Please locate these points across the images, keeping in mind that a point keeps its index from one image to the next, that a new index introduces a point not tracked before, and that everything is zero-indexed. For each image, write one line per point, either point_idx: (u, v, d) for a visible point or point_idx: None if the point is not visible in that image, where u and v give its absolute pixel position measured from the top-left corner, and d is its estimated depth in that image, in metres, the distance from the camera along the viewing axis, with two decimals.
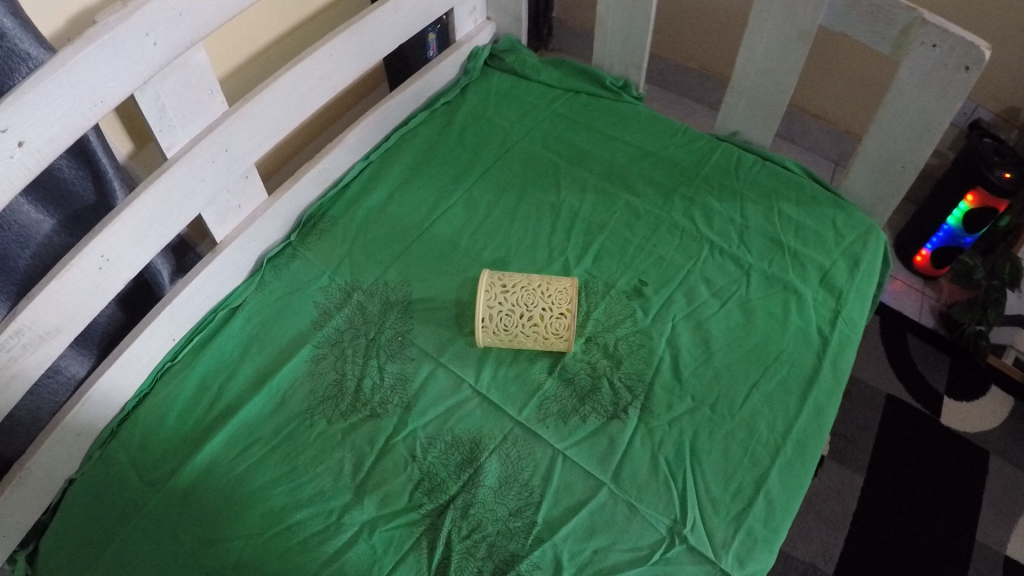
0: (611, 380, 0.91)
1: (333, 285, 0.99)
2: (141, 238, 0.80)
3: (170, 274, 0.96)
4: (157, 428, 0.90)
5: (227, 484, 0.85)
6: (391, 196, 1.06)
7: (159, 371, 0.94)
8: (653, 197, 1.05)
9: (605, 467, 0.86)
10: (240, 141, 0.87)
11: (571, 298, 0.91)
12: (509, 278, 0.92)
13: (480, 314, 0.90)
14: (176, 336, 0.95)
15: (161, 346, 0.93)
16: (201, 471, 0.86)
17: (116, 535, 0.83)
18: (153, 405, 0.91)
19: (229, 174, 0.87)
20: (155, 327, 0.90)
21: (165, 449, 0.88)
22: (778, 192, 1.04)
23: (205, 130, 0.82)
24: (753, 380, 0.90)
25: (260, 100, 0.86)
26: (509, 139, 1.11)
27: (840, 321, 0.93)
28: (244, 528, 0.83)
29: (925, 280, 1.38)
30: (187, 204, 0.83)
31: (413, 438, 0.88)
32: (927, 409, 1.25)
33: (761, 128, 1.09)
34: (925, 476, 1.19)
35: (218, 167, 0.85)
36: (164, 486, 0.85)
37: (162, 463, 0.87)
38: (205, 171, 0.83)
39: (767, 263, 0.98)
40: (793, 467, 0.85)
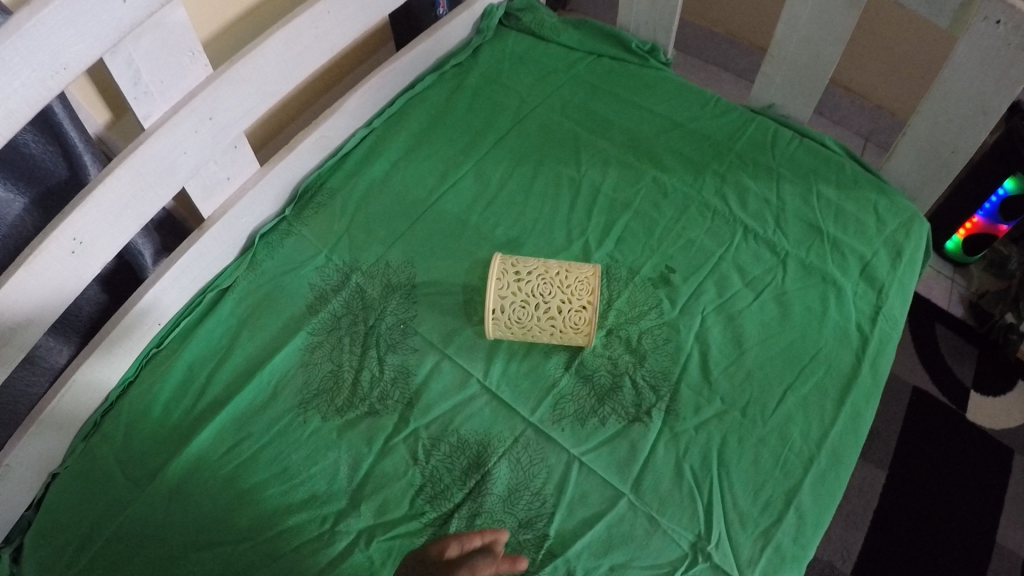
0: (634, 378, 0.84)
1: (330, 265, 0.90)
2: (116, 218, 0.73)
3: (153, 255, 0.88)
4: (142, 421, 0.82)
5: (218, 484, 0.79)
6: (396, 166, 0.97)
7: (144, 357, 0.86)
8: (681, 172, 0.97)
9: (625, 475, 0.79)
10: (227, 109, 0.78)
11: (593, 288, 0.82)
12: (524, 263, 0.84)
13: (491, 306, 0.82)
14: (161, 320, 0.87)
15: (146, 332, 0.85)
16: (189, 468, 0.79)
17: (100, 536, 0.77)
18: (137, 395, 0.84)
19: (216, 145, 0.79)
20: (136, 312, 0.82)
21: (151, 442, 0.81)
22: (817, 172, 0.96)
23: (186, 97, 0.74)
24: (787, 382, 0.83)
25: (248, 61, 0.76)
26: (525, 105, 1.02)
27: (881, 318, 0.86)
28: (233, 533, 0.76)
29: (955, 266, 1.31)
30: (167, 179, 0.76)
31: (416, 438, 0.80)
32: (953, 404, 1.18)
33: (800, 101, 1.00)
34: (946, 473, 1.12)
35: (202, 137, 0.77)
36: (151, 483, 0.79)
37: (148, 458, 0.80)
38: (187, 142, 0.75)
39: (805, 251, 0.91)
40: (827, 480, 0.78)
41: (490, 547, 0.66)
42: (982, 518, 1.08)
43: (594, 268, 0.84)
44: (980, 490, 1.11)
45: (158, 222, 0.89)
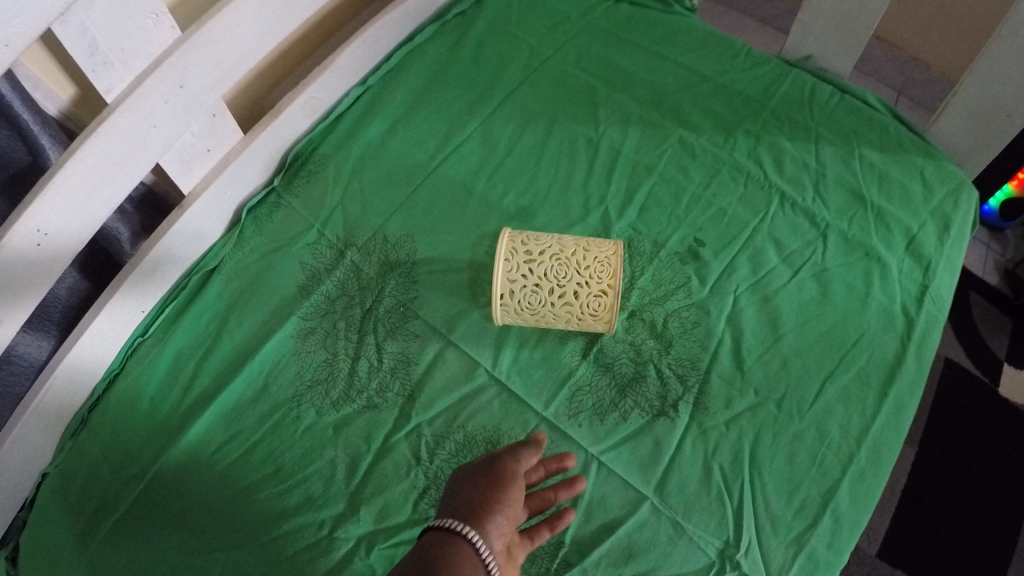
0: (659, 367, 0.76)
1: (323, 240, 0.81)
2: (83, 203, 0.67)
3: (130, 238, 0.80)
4: (130, 418, 0.76)
5: (210, 486, 0.72)
6: (394, 127, 0.87)
7: (130, 347, 0.79)
8: (710, 132, 0.87)
9: (648, 477, 0.72)
10: (200, 75, 0.71)
11: (615, 271, 0.73)
12: (536, 242, 0.74)
13: (499, 290, 0.73)
14: (146, 307, 0.79)
15: (130, 319, 0.78)
16: (177, 468, 0.73)
17: (88, 545, 0.71)
18: (124, 388, 0.77)
19: (190, 115, 0.73)
20: (119, 299, 0.75)
21: (138, 440, 0.75)
22: (859, 133, 0.87)
23: (152, 65, 0.68)
24: (827, 371, 0.76)
25: (220, 20, 0.70)
26: (537, 57, 0.93)
27: (928, 299, 0.78)
28: (227, 538, 0.70)
29: (990, 231, 1.23)
30: (138, 157, 0.70)
31: (418, 435, 0.74)
32: (985, 377, 1.11)
33: (842, 53, 0.90)
34: (974, 448, 1.06)
35: (173, 108, 0.71)
36: (141, 484, 0.73)
37: (135, 457, 0.74)
38: (156, 114, 0.69)
39: (847, 222, 0.83)
40: (867, 479, 0.71)
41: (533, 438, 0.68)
42: (1013, 495, 1.02)
43: (616, 245, 0.75)
44: (1010, 463, 1.04)
45: (137, 200, 0.81)
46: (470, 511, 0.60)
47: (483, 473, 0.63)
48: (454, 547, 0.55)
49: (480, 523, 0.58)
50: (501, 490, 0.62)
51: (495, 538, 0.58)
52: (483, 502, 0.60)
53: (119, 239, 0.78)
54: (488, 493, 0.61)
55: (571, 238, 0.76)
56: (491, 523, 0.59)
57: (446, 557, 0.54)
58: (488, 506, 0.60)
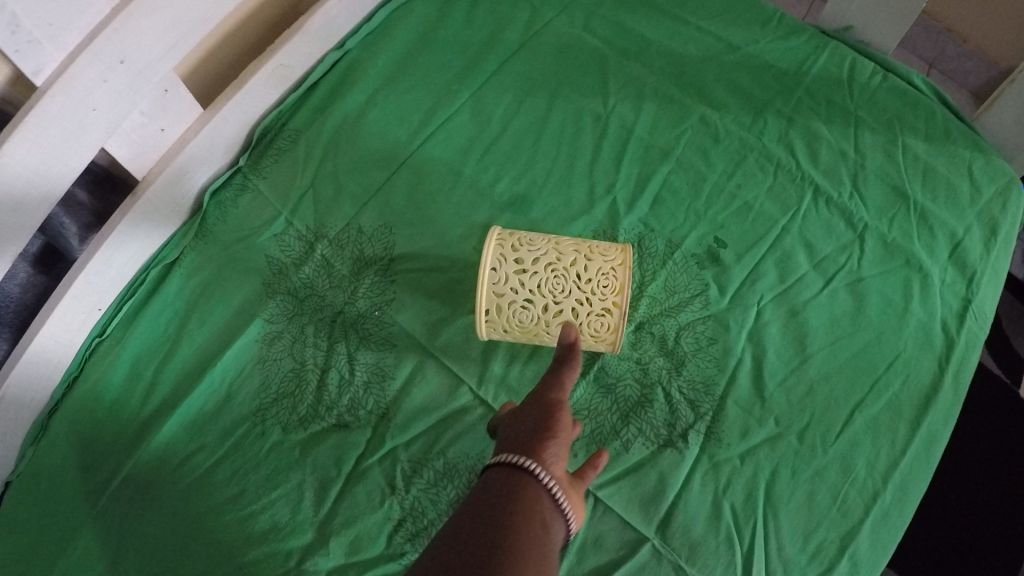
0: (668, 390, 0.68)
1: (291, 230, 0.72)
2: (14, 199, 0.60)
3: (80, 232, 0.70)
4: (85, 430, 0.68)
5: (172, 508, 0.65)
6: (373, 99, 0.76)
7: (87, 349, 0.71)
8: (736, 111, 0.76)
9: (649, 515, 0.65)
10: (142, 49, 0.62)
11: (621, 287, 0.64)
12: (529, 247, 0.65)
13: (484, 307, 0.63)
14: (102, 305, 0.71)
15: (85, 319, 0.69)
16: (137, 490, 0.66)
17: (48, 571, 0.64)
18: (81, 396, 0.69)
19: (133, 94, 0.63)
20: (70, 298, 0.66)
21: (95, 456, 0.68)
22: (903, 118, 0.76)
23: (86, 40, 0.58)
24: (857, 399, 0.68)
25: None
26: (539, 15, 0.81)
27: (969, 316, 0.69)
28: (191, 568, 0.63)
29: None
30: (76, 143, 0.62)
31: (393, 460, 0.66)
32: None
33: (886, 24, 0.77)
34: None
35: (113, 88, 0.62)
36: (100, 505, 0.66)
37: (94, 474, 0.67)
38: (94, 96, 0.60)
39: (887, 223, 0.73)
40: (890, 520, 0.64)
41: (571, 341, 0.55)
42: None
43: (623, 251, 0.65)
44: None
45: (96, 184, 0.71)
46: (517, 446, 0.46)
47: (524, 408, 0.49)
48: (521, 487, 0.42)
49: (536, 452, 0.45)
50: (552, 420, 0.48)
51: (556, 466, 0.45)
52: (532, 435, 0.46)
53: (64, 235, 0.68)
54: (538, 425, 0.47)
55: (569, 238, 0.66)
56: (552, 456, 0.45)
57: (516, 503, 0.40)
58: (541, 434, 0.46)
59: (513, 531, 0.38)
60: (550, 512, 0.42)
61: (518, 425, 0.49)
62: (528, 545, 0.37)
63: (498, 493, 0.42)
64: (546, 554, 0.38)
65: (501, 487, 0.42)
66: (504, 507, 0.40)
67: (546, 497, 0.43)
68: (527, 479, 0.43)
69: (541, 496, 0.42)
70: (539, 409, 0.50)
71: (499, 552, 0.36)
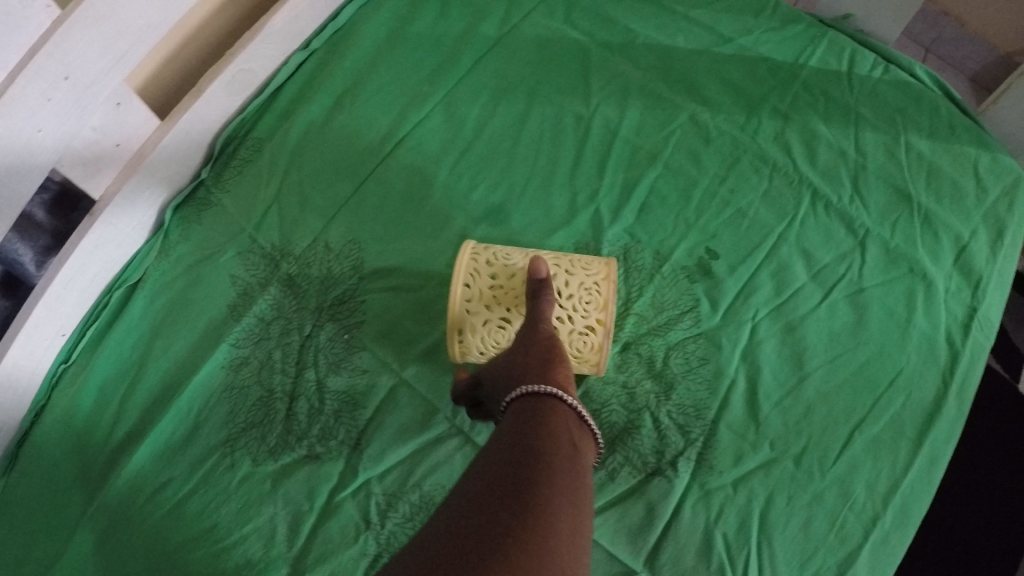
0: (656, 416, 0.64)
1: (255, 248, 0.68)
2: None
3: (34, 259, 0.64)
4: (47, 467, 0.64)
5: (142, 547, 0.61)
6: (341, 102, 0.72)
7: (53, 377, 0.66)
8: (728, 109, 0.72)
9: (637, 547, 0.61)
10: (86, 62, 0.56)
11: (605, 302, 0.60)
12: (506, 259, 0.61)
13: (456, 325, 0.60)
14: (66, 330, 0.66)
15: (49, 345, 0.65)
16: (106, 528, 0.62)
17: None
18: (47, 429, 0.65)
19: (81, 110, 0.58)
20: (30, 328, 0.62)
21: (58, 496, 0.63)
22: (906, 113, 0.72)
23: (26, 58, 0.52)
24: (857, 419, 0.64)
25: None
26: (516, 7, 0.76)
27: (975, 326, 0.66)
28: None
29: None
30: (25, 165, 0.57)
31: (367, 494, 0.62)
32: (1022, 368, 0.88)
33: (888, 14, 0.74)
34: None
35: (58, 105, 0.56)
36: (65, 550, 0.61)
37: (59, 516, 0.62)
38: (38, 117, 0.55)
39: (889, 229, 0.69)
40: (889, 545, 0.61)
41: (540, 279, 0.57)
42: None
43: (607, 265, 0.62)
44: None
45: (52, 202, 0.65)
46: (530, 375, 0.48)
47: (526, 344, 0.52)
48: (546, 415, 0.44)
49: (551, 380, 0.47)
50: (557, 351, 0.51)
51: (568, 389, 0.48)
52: (545, 361, 0.50)
53: (19, 263, 0.63)
54: (544, 354, 0.51)
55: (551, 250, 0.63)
56: (564, 382, 0.48)
57: (546, 427, 0.43)
58: (551, 363, 0.49)
59: (557, 449, 0.41)
60: (576, 433, 0.45)
61: (524, 355, 0.51)
62: (565, 466, 0.40)
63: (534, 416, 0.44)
64: (581, 472, 0.41)
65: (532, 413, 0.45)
66: (534, 434, 0.42)
67: (571, 421, 0.45)
68: (552, 406, 0.45)
69: (569, 417, 0.46)
70: (543, 346, 0.52)
71: (536, 470, 0.38)
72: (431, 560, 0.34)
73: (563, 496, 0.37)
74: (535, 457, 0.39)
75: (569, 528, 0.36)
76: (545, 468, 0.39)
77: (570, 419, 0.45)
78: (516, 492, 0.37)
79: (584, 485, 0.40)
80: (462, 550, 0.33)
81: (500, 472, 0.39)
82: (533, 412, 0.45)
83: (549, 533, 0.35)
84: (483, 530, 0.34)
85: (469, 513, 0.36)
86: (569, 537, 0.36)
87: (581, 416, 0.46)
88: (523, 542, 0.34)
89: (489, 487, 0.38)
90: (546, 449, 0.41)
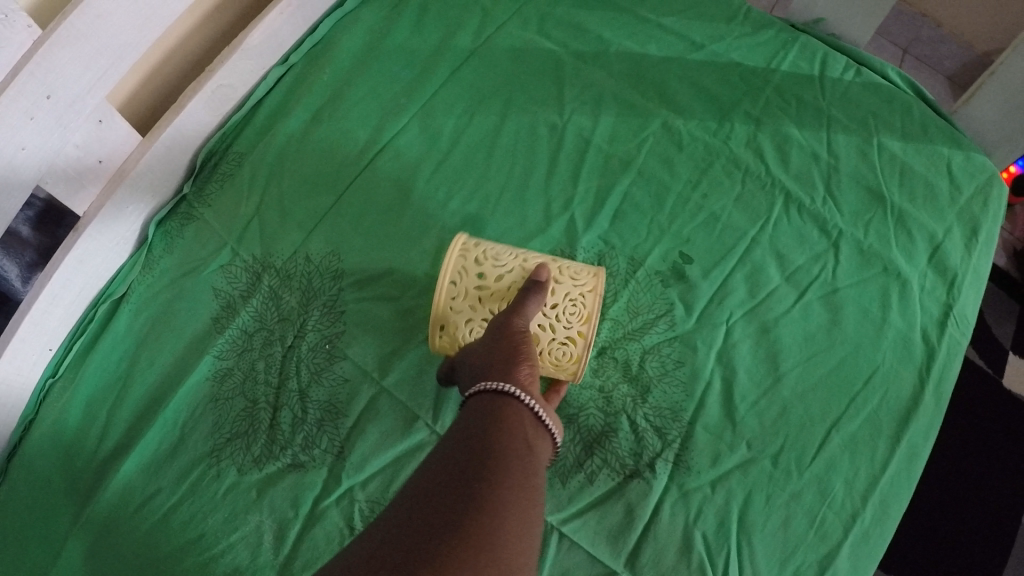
0: (633, 419, 0.65)
1: (237, 261, 0.70)
2: None
3: (22, 273, 0.66)
4: (35, 479, 0.65)
5: (127, 558, 0.61)
6: (318, 116, 0.74)
7: (42, 392, 0.68)
8: (700, 116, 0.74)
9: (618, 549, 0.61)
10: (72, 79, 0.56)
11: (590, 315, 0.61)
12: (494, 259, 0.61)
13: (440, 324, 0.61)
14: (53, 344, 0.68)
15: (36, 359, 0.67)
16: (93, 541, 0.62)
17: None
18: (35, 442, 0.66)
19: (65, 124, 0.58)
20: (18, 342, 0.63)
21: (46, 507, 0.64)
22: (877, 116, 0.74)
23: (9, 75, 0.52)
24: (834, 418, 0.64)
25: (87, 7, 0.54)
26: (490, 22, 0.79)
27: (951, 322, 0.66)
28: None
29: None
30: (10, 184, 0.56)
31: (351, 500, 0.62)
32: (989, 367, 0.93)
33: (858, 19, 0.77)
34: (987, 449, 0.88)
35: (42, 121, 0.56)
36: (53, 561, 0.62)
37: (47, 528, 0.63)
38: (22, 134, 0.55)
39: (863, 229, 0.70)
40: (870, 541, 0.61)
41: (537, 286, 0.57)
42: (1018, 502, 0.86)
43: (595, 276, 0.62)
44: (1012, 475, 0.87)
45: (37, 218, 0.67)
46: (494, 370, 0.49)
47: (496, 339, 0.53)
48: (500, 413, 0.45)
49: (512, 378, 0.48)
50: (526, 348, 0.52)
51: (528, 386, 0.49)
52: (508, 356, 0.50)
53: (8, 279, 0.65)
54: (508, 349, 0.51)
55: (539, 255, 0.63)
56: (527, 383, 0.49)
57: (498, 426, 0.44)
58: (513, 358, 0.50)
59: (507, 446, 0.42)
60: (531, 431, 0.46)
61: (492, 348, 0.52)
62: (513, 463, 0.40)
63: (487, 415, 0.45)
64: (531, 470, 0.42)
65: (487, 411, 0.46)
66: (487, 431, 0.43)
67: (526, 420, 0.46)
68: (505, 405, 0.46)
69: (523, 415, 0.47)
70: (512, 339, 0.52)
71: (484, 468, 0.39)
72: (378, 553, 0.34)
73: (509, 493, 0.38)
74: (485, 454, 0.40)
75: (516, 521, 0.37)
76: (493, 465, 0.40)
77: (519, 417, 0.46)
78: (461, 490, 0.37)
79: (534, 481, 0.41)
80: (409, 544, 0.34)
81: (444, 474, 0.39)
82: (487, 411, 0.45)
83: (493, 527, 0.36)
84: (430, 524, 0.35)
85: (413, 516, 0.37)
86: (515, 528, 0.37)
87: (538, 414, 0.48)
88: (464, 536, 0.34)
89: (438, 485, 0.38)
90: (496, 446, 0.41)
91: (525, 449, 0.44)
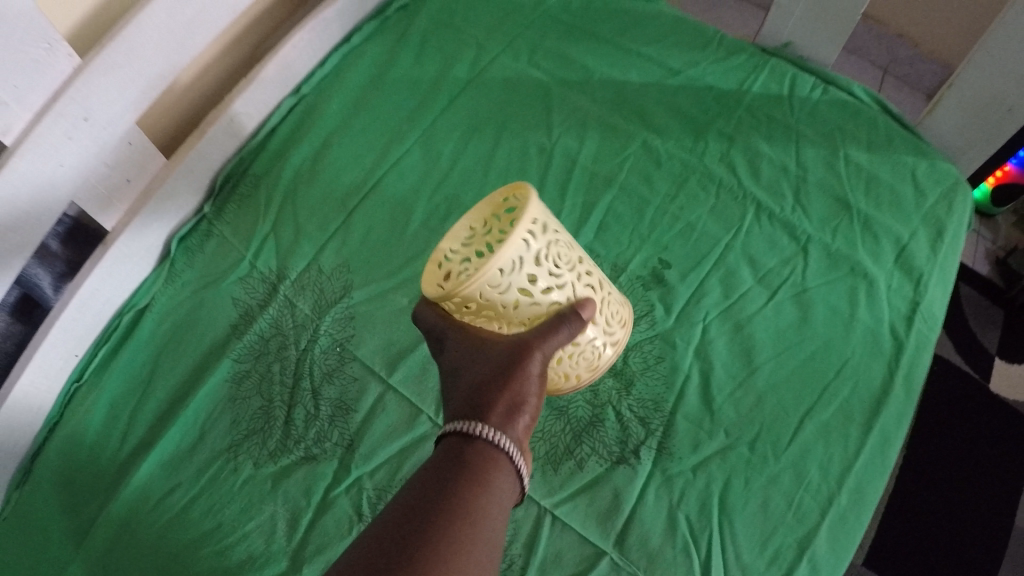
0: (619, 411, 0.70)
1: (255, 273, 0.76)
2: None
3: (53, 283, 0.73)
4: (61, 475, 0.70)
5: (149, 545, 0.66)
6: (328, 142, 0.82)
7: (66, 395, 0.73)
8: (677, 135, 0.81)
9: (607, 530, 0.66)
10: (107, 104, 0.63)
11: (599, 368, 0.62)
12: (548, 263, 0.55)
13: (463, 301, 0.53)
14: (78, 351, 0.74)
15: (63, 363, 0.72)
16: (113, 529, 0.67)
17: None
18: (62, 440, 0.71)
19: (97, 143, 0.65)
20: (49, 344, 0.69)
21: (73, 499, 0.69)
22: (844, 130, 0.80)
23: (51, 99, 0.59)
24: (808, 406, 0.69)
25: (122, 40, 0.61)
26: (485, 53, 0.86)
27: (918, 318, 0.71)
28: None
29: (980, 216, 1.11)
30: (48, 197, 0.63)
31: (359, 489, 0.67)
32: (975, 373, 0.99)
33: (823, 43, 0.83)
34: (969, 450, 0.94)
35: (78, 140, 0.63)
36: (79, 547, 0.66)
37: (73, 518, 0.68)
38: (61, 152, 0.62)
39: (830, 234, 0.75)
40: (847, 521, 0.64)
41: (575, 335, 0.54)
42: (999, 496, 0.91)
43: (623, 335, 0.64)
44: (993, 473, 0.92)
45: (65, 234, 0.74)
46: (496, 407, 0.48)
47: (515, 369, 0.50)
48: (478, 469, 0.45)
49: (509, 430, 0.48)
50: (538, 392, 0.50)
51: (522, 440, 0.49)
52: (519, 395, 0.49)
53: (40, 285, 0.71)
54: (517, 388, 0.49)
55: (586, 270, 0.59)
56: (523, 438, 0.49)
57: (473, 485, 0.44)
58: (519, 401, 0.49)
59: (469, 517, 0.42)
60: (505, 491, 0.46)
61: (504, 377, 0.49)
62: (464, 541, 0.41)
63: (466, 469, 0.45)
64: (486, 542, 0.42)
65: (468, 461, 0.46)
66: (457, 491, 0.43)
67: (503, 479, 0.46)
68: (490, 459, 0.46)
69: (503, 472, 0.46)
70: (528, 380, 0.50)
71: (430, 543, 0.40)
72: None
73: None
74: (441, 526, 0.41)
75: None
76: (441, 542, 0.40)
77: (501, 475, 0.46)
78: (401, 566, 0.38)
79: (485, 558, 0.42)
80: None
81: (395, 539, 0.40)
82: (469, 463, 0.45)
83: None
84: None
85: None
86: None
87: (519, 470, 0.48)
88: None
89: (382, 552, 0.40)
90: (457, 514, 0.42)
91: (492, 518, 0.44)
